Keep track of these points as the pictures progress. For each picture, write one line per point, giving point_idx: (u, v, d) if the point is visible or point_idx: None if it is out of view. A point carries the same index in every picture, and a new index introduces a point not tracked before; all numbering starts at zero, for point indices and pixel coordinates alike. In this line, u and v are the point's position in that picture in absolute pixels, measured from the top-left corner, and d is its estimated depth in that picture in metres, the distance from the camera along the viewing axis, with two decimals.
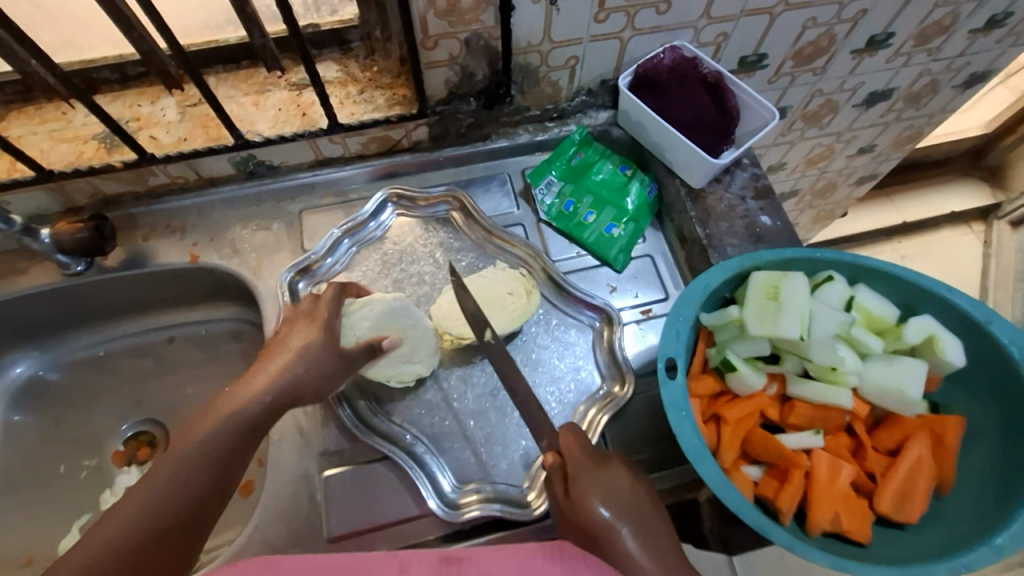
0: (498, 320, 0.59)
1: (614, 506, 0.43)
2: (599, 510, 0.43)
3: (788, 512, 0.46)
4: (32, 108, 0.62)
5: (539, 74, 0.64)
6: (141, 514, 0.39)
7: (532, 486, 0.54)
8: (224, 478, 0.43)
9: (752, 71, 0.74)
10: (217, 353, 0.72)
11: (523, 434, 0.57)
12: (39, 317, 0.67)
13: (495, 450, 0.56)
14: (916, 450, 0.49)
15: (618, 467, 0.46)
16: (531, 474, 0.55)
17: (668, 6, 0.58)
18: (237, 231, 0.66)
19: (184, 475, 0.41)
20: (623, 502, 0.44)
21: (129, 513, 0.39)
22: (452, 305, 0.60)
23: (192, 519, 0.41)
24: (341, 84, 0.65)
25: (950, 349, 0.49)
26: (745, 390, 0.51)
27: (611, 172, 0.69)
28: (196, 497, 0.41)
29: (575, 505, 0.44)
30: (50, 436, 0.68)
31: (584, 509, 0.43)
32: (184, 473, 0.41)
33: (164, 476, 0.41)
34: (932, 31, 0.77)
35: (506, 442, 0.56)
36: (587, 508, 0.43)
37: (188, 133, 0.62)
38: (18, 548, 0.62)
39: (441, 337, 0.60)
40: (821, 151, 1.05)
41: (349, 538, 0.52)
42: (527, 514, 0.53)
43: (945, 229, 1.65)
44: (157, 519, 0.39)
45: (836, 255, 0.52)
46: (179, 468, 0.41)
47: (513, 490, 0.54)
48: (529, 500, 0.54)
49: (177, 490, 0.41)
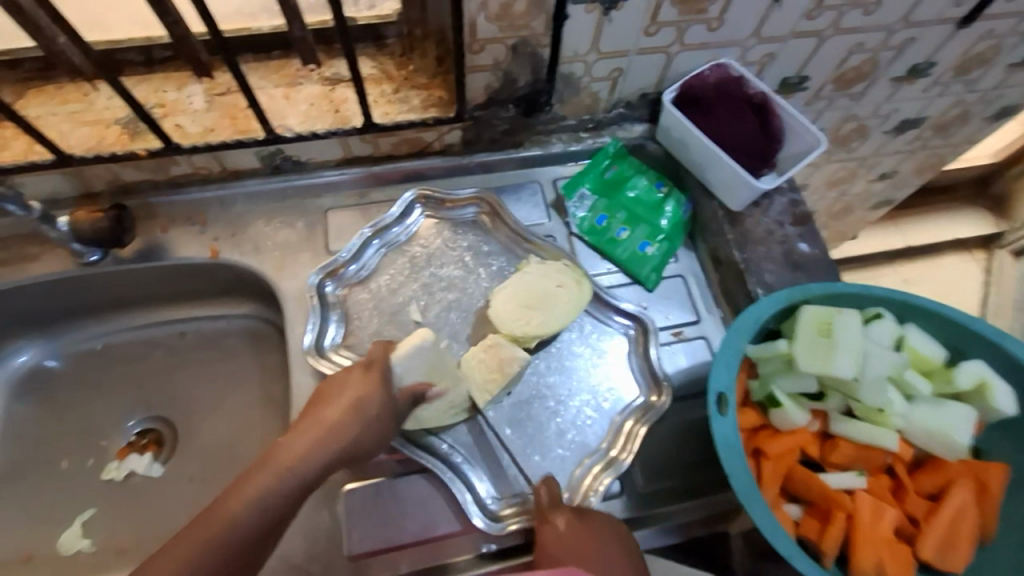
0: (559, 315, 0.59)
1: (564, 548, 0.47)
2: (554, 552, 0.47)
3: (831, 555, 0.45)
4: (52, 87, 0.59)
5: (581, 84, 0.62)
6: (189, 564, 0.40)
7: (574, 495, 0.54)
8: (281, 518, 0.44)
9: (792, 92, 0.72)
10: (228, 350, 0.69)
11: (561, 443, 0.56)
12: (48, 305, 0.64)
13: (534, 459, 0.55)
14: (960, 496, 0.48)
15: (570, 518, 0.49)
16: (572, 484, 0.54)
17: (720, 23, 0.57)
18: (259, 228, 0.64)
19: (241, 527, 0.42)
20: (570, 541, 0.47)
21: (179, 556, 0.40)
22: (508, 305, 0.59)
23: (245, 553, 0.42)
24: (375, 81, 0.62)
25: (1000, 396, 0.48)
26: (788, 425, 0.49)
27: (646, 188, 0.67)
28: (254, 539, 0.42)
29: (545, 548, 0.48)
30: (53, 427, 0.66)
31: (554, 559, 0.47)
32: (233, 512, 0.42)
33: (223, 514, 0.42)
34: (974, 62, 0.76)
35: (545, 450, 0.55)
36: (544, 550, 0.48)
37: (215, 123, 0.59)
38: (20, 544, 0.60)
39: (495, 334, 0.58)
40: (843, 174, 1.05)
41: (370, 555, 0.51)
42: None
43: (948, 255, 1.68)
44: (206, 558, 0.41)
45: (886, 292, 0.50)
46: (249, 511, 0.42)
47: None
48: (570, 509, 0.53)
49: (233, 539, 0.42)
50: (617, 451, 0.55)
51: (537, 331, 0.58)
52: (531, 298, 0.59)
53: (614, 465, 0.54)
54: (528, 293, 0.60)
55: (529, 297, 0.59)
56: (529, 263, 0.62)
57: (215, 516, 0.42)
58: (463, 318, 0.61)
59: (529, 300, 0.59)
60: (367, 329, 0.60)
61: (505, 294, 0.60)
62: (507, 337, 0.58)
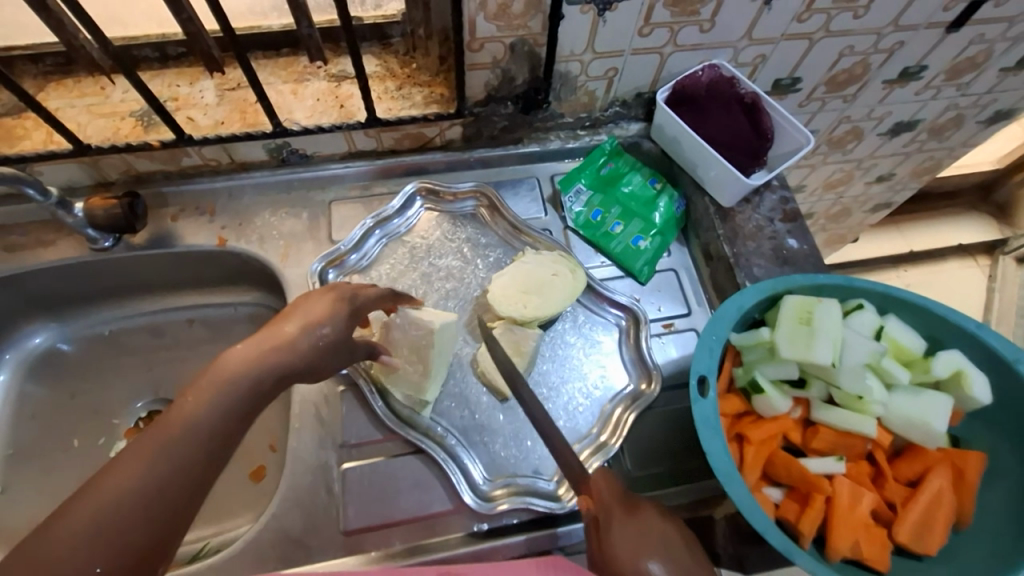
0: (556, 300, 0.61)
1: (648, 552, 0.40)
2: (632, 556, 0.39)
3: (809, 536, 0.47)
4: (71, 80, 0.62)
5: (578, 82, 0.64)
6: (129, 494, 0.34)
7: (562, 479, 0.55)
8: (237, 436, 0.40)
9: (785, 94, 0.74)
10: (234, 337, 0.72)
11: None
12: (63, 290, 0.67)
13: (526, 444, 0.57)
14: (936, 482, 0.49)
15: (650, 510, 0.42)
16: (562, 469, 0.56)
17: (712, 25, 0.59)
18: (266, 218, 0.66)
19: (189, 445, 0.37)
20: (657, 547, 0.40)
21: (118, 482, 0.34)
22: (508, 289, 0.61)
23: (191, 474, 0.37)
24: (379, 78, 0.65)
25: (976, 385, 0.49)
26: (770, 412, 0.51)
27: (640, 185, 0.69)
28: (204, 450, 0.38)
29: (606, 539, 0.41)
30: (65, 408, 0.69)
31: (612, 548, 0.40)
32: (183, 425, 0.38)
33: (165, 439, 0.37)
34: (965, 66, 0.78)
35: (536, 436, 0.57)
36: (623, 554, 0.40)
37: (226, 117, 0.62)
38: (29, 519, 0.62)
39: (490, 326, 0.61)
40: (840, 176, 1.06)
41: (364, 532, 0.53)
42: (561, 507, 0.53)
43: (952, 260, 1.67)
44: (147, 491, 0.35)
45: (867, 283, 0.52)
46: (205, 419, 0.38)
47: (543, 484, 0.55)
48: (560, 493, 0.54)
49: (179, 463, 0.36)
50: (606, 437, 0.57)
51: (535, 314, 0.60)
52: (530, 283, 0.61)
53: (604, 450, 0.56)
54: (525, 279, 0.62)
55: (526, 283, 0.61)
56: (525, 254, 0.64)
57: (157, 437, 0.37)
58: (460, 306, 0.63)
59: (528, 286, 0.61)
60: None
61: (503, 281, 0.62)
62: (509, 321, 0.60)
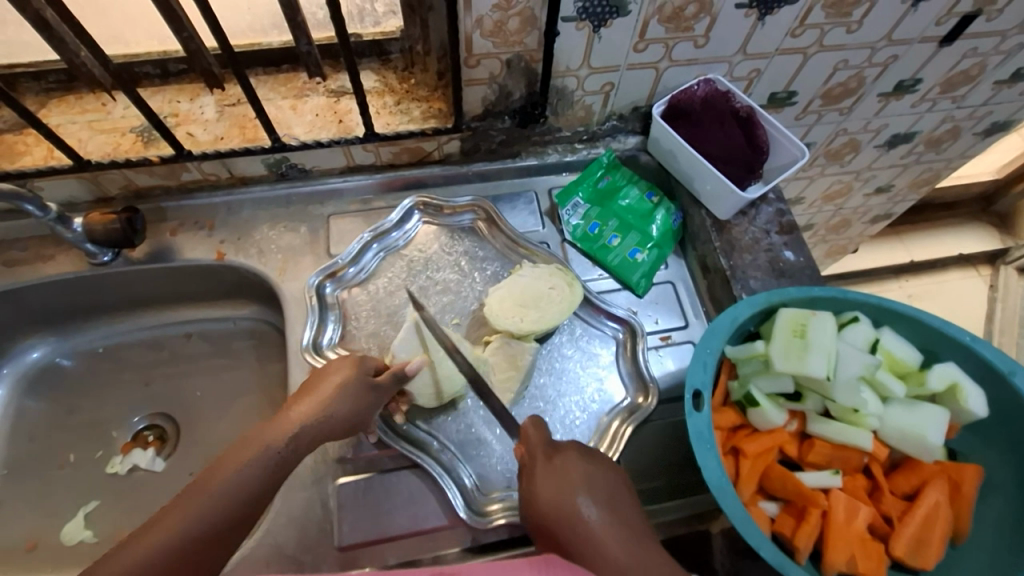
0: (553, 314, 0.61)
1: (570, 491, 0.45)
2: (554, 494, 0.45)
3: (804, 551, 0.46)
4: (73, 97, 0.62)
5: (575, 97, 0.65)
6: (152, 554, 0.38)
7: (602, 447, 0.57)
8: (244, 490, 0.43)
9: (780, 107, 0.75)
10: (233, 351, 0.72)
11: None
12: (61, 305, 0.67)
13: None
14: (934, 495, 0.49)
15: (574, 454, 0.48)
16: None
17: (707, 40, 0.60)
18: (264, 232, 0.67)
19: (216, 495, 0.42)
20: (579, 484, 0.45)
21: (165, 530, 0.40)
22: (503, 304, 0.61)
23: (233, 518, 0.42)
24: (378, 93, 0.65)
25: (971, 398, 0.49)
26: (765, 425, 0.51)
27: (638, 198, 0.69)
28: (242, 499, 0.42)
29: (534, 488, 0.46)
30: (61, 422, 0.68)
31: (538, 489, 0.46)
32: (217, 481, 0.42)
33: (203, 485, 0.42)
34: (959, 79, 0.78)
35: None
36: (546, 493, 0.45)
37: (225, 132, 0.62)
38: (23, 535, 0.62)
39: (485, 341, 0.61)
40: (839, 188, 1.06)
41: (359, 548, 0.52)
42: None
43: (953, 271, 1.67)
44: (193, 527, 0.40)
45: (862, 296, 0.52)
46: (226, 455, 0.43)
47: None
48: None
49: (223, 506, 0.42)
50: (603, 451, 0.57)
51: (531, 330, 0.60)
52: (526, 297, 0.61)
53: None
54: (520, 294, 0.62)
55: (520, 299, 0.61)
56: (523, 266, 0.64)
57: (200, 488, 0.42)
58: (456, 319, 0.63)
59: (522, 300, 0.61)
60: (364, 328, 0.62)
61: (499, 296, 0.62)
62: (506, 335, 0.60)
